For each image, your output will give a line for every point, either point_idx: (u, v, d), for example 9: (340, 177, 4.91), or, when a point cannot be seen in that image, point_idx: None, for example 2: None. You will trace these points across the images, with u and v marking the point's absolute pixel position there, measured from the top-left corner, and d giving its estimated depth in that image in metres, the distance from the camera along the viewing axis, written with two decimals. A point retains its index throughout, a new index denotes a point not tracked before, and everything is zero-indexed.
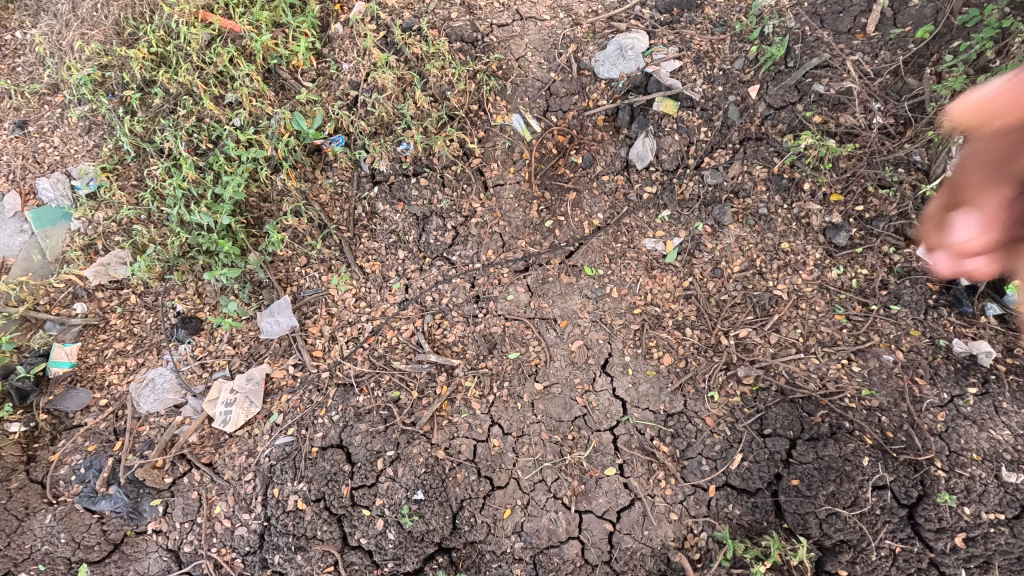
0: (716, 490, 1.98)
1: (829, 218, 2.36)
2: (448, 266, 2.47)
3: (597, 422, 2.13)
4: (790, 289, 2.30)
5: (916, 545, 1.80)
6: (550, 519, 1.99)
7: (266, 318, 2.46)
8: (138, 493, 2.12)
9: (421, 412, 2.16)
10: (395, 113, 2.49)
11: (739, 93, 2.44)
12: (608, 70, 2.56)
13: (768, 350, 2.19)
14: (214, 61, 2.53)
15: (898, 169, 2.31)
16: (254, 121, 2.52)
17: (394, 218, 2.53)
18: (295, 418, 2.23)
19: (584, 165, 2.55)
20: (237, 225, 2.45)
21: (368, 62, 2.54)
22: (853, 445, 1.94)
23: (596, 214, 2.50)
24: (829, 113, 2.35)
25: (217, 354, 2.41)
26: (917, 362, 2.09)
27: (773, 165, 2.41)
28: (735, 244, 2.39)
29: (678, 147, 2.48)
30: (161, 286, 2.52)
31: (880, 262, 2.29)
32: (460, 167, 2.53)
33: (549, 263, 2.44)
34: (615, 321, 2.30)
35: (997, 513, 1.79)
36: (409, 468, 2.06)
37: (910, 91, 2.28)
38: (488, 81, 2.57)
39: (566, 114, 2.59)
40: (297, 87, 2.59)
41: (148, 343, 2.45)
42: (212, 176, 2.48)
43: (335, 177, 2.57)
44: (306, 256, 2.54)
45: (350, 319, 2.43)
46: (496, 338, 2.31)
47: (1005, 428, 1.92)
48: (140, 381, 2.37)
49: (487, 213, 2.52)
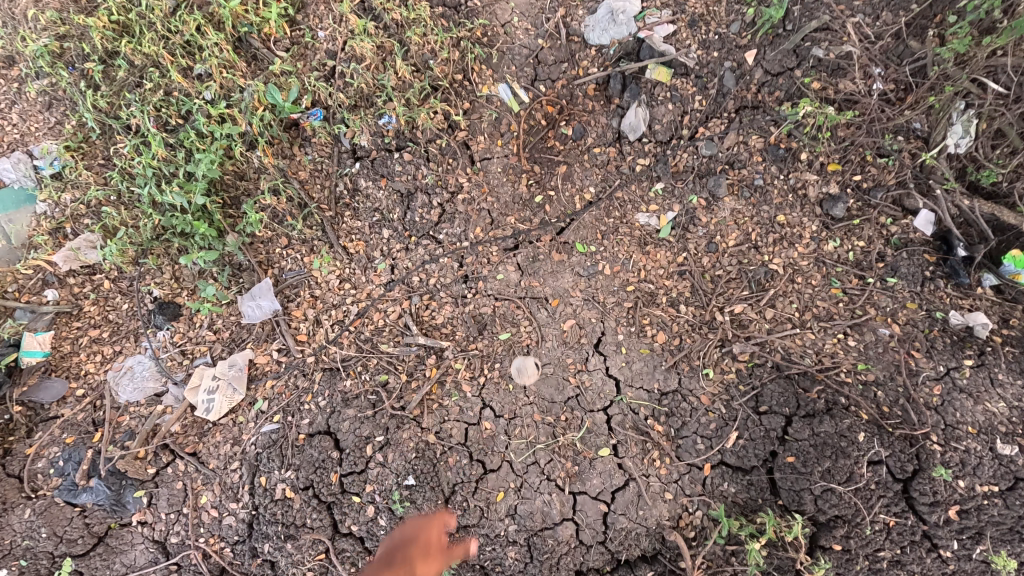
0: (711, 468, 1.96)
1: (827, 188, 2.30)
2: (435, 245, 2.38)
3: (591, 402, 2.09)
4: (786, 263, 2.25)
5: (910, 518, 1.80)
6: (544, 501, 1.96)
7: (248, 301, 2.36)
8: (121, 485, 2.05)
9: (411, 396, 2.11)
10: (375, 84, 2.36)
11: (736, 59, 2.35)
12: (598, 35, 2.44)
13: (764, 326, 2.15)
14: (180, 30, 2.37)
15: (897, 137, 2.26)
16: (226, 95, 2.38)
17: (377, 195, 2.43)
18: (281, 404, 2.17)
19: (574, 137, 2.45)
20: (212, 205, 2.33)
21: (345, 29, 2.39)
22: (849, 421, 1.91)
23: (588, 188, 2.41)
24: (828, 79, 2.27)
25: (198, 340, 2.33)
26: (914, 336, 2.06)
27: (769, 135, 2.33)
28: (730, 218, 2.32)
29: (672, 117, 2.38)
30: (134, 270, 2.40)
31: (877, 234, 2.26)
32: (445, 140, 2.42)
33: (540, 240, 2.36)
34: (607, 299, 2.24)
35: (990, 485, 1.79)
36: (399, 454, 2.01)
37: (912, 54, 2.21)
38: (473, 49, 2.44)
39: (555, 83, 2.48)
40: (271, 57, 2.45)
41: (125, 330, 2.37)
42: (184, 154, 2.35)
43: (314, 153, 2.45)
44: (287, 237, 2.44)
45: (335, 302, 2.35)
46: (486, 319, 2.24)
47: (1000, 401, 1.90)
48: (117, 369, 2.29)
49: (475, 188, 2.42)
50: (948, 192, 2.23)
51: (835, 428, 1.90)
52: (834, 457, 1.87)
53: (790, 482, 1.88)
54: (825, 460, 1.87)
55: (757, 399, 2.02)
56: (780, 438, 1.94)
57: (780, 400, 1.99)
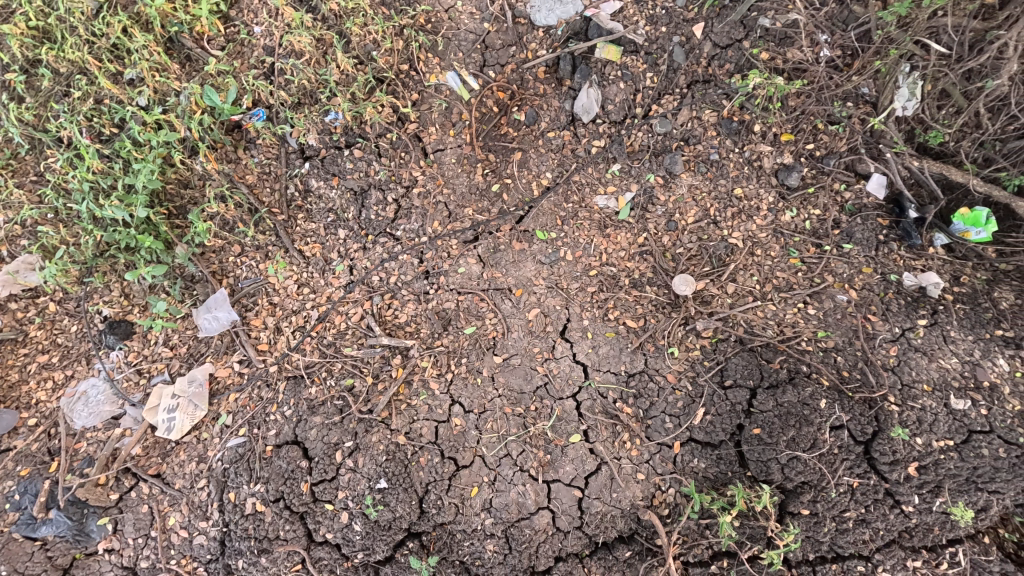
0: (681, 446, 1.98)
1: (781, 159, 2.31)
2: (393, 242, 2.33)
3: (560, 389, 2.09)
4: (745, 236, 2.26)
5: (872, 478, 1.85)
6: (519, 492, 1.97)
7: (203, 314, 2.28)
8: (83, 514, 2.00)
9: (378, 398, 2.08)
10: (316, 79, 2.26)
11: (684, 33, 2.32)
12: (545, 16, 2.39)
13: (727, 301, 2.16)
14: (105, 32, 2.21)
15: (846, 103, 2.28)
16: (161, 100, 2.26)
17: (329, 194, 2.35)
18: (246, 417, 2.12)
19: (528, 123, 2.41)
20: (156, 217, 2.22)
21: (280, 23, 2.28)
22: (811, 388, 1.94)
23: (544, 173, 2.37)
24: (777, 49, 2.28)
25: (154, 358, 2.24)
26: (870, 300, 2.10)
27: (722, 109, 2.32)
28: (688, 194, 2.32)
29: (624, 96, 2.36)
30: (80, 290, 2.30)
31: (831, 202, 2.28)
32: (396, 134, 2.35)
33: (499, 230, 2.32)
34: (571, 286, 2.23)
35: (946, 440, 1.85)
36: (370, 457, 1.99)
37: (857, 19, 2.23)
38: (417, 37, 2.36)
39: (505, 68, 2.42)
40: (206, 57, 2.33)
41: (76, 353, 2.26)
42: (121, 165, 2.21)
43: (261, 155, 2.36)
44: (240, 244, 2.35)
45: (294, 308, 2.28)
46: (450, 314, 2.22)
47: (953, 357, 1.96)
48: (71, 395, 2.20)
49: (430, 181, 2.37)
50: (897, 155, 2.28)
51: (798, 397, 1.94)
52: (798, 425, 1.90)
53: (758, 453, 1.91)
54: (790, 429, 1.90)
55: (722, 373, 2.04)
56: (745, 411, 1.97)
57: (744, 373, 2.02)
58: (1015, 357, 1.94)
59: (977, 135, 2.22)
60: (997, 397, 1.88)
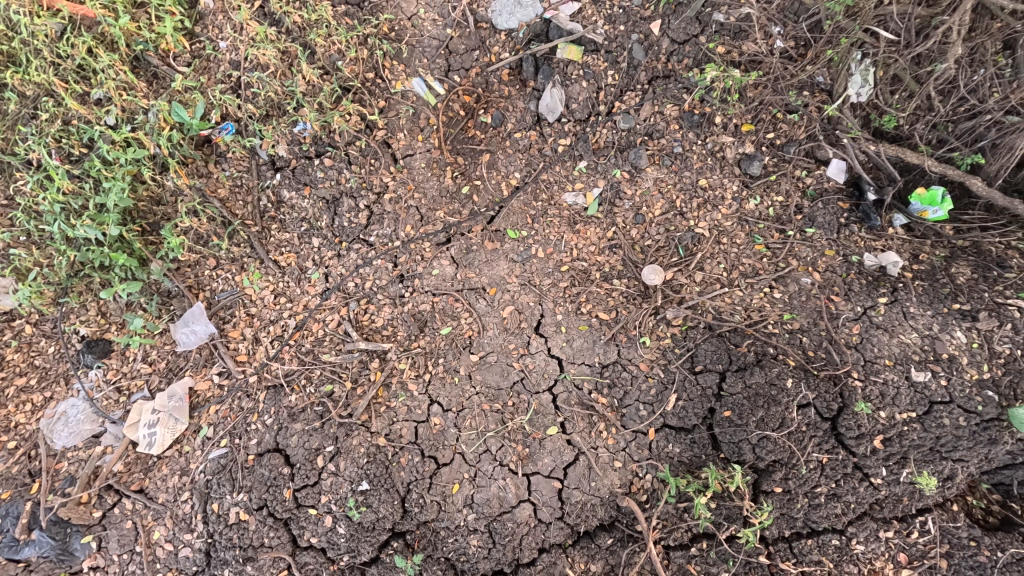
0: (656, 432, 2.04)
1: (743, 148, 2.37)
2: (366, 248, 2.36)
3: (536, 384, 2.14)
4: (711, 225, 2.31)
5: (841, 453, 1.91)
6: (499, 487, 2.01)
7: (181, 329, 2.29)
8: (66, 533, 2.01)
9: (358, 402, 2.11)
10: (283, 91, 2.30)
11: (642, 31, 2.38)
12: (506, 20, 2.44)
13: (695, 289, 2.21)
14: (70, 54, 2.22)
15: (802, 92, 2.35)
16: (129, 118, 2.26)
17: (302, 204, 2.38)
18: (227, 428, 2.14)
19: (494, 125, 2.45)
20: (130, 234, 2.23)
21: (245, 37, 2.30)
22: (778, 369, 2.01)
23: (513, 174, 2.42)
24: (733, 42, 2.34)
25: (133, 375, 2.25)
26: (833, 281, 2.16)
27: (683, 102, 2.37)
28: (654, 187, 2.37)
29: (587, 94, 2.41)
30: (57, 311, 2.29)
31: (793, 188, 2.34)
32: (365, 141, 2.39)
33: (471, 231, 2.36)
34: (543, 282, 2.27)
35: (908, 412, 1.91)
36: (351, 460, 2.03)
37: (807, 11, 2.31)
38: (381, 45, 2.40)
39: (469, 72, 2.48)
40: (172, 74, 2.34)
41: (54, 375, 2.26)
42: (92, 185, 2.21)
43: (231, 169, 2.38)
44: (214, 258, 2.37)
45: (271, 318, 2.30)
46: (426, 316, 2.25)
47: (913, 332, 2.03)
48: (50, 416, 2.19)
49: (400, 186, 2.40)
50: (854, 140, 2.33)
51: (765, 378, 2.00)
52: (766, 406, 1.97)
53: (729, 434, 1.98)
54: (759, 410, 1.97)
55: (692, 359, 2.10)
56: (716, 395, 2.04)
57: (713, 358, 2.08)
58: (972, 330, 1.99)
59: (930, 117, 2.29)
60: (956, 368, 1.94)
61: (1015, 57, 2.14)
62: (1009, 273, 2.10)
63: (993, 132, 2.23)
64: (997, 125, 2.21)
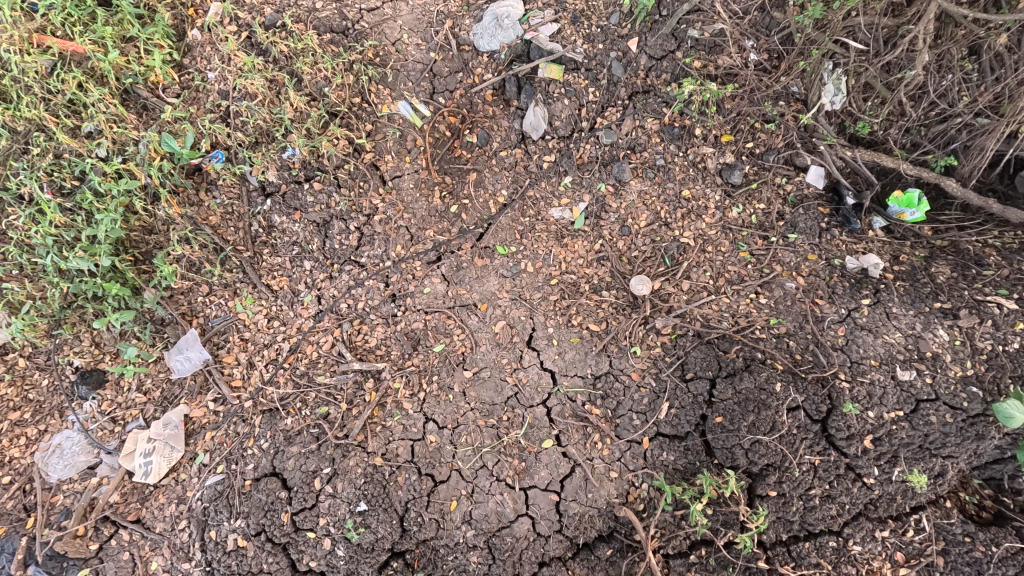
0: (650, 441, 2.06)
1: (723, 158, 2.43)
2: (358, 269, 2.39)
3: (530, 398, 2.16)
4: (696, 235, 2.36)
5: (832, 454, 1.94)
6: (497, 502, 2.03)
7: (175, 356, 2.29)
8: (63, 567, 2.00)
9: (353, 422, 2.13)
10: (272, 118, 2.34)
11: (620, 49, 2.45)
12: (488, 42, 2.51)
13: (683, 298, 2.25)
14: (61, 89, 2.25)
15: (778, 103, 2.41)
16: (120, 150, 2.30)
17: (293, 228, 2.41)
18: (223, 453, 2.14)
19: (480, 144, 2.51)
20: (122, 264, 2.25)
21: (233, 67, 2.35)
22: (766, 373, 2.05)
23: (500, 192, 2.47)
24: (707, 57, 2.41)
25: (127, 405, 2.25)
26: (816, 285, 2.21)
27: (663, 116, 2.44)
28: (638, 200, 2.42)
29: (569, 111, 2.47)
30: (50, 343, 2.29)
31: (775, 195, 2.40)
32: (353, 164, 2.43)
33: (461, 248, 2.40)
34: (534, 296, 2.31)
35: (896, 411, 1.95)
36: (348, 482, 2.04)
37: (778, 24, 2.38)
38: (367, 70, 2.45)
39: (454, 94, 2.53)
40: (162, 105, 2.39)
41: (48, 408, 2.25)
42: (84, 217, 2.23)
43: (223, 196, 2.41)
44: (207, 284, 2.38)
45: (266, 341, 2.32)
46: (419, 334, 2.28)
47: (896, 332, 2.07)
48: (45, 449, 2.19)
49: (390, 208, 2.44)
50: (830, 146, 2.40)
51: (754, 383, 2.04)
52: (757, 410, 2.00)
53: (722, 440, 2.01)
54: (749, 414, 2.00)
55: (683, 367, 2.13)
56: (707, 401, 2.06)
57: (703, 365, 2.11)
58: (953, 327, 2.04)
59: (902, 122, 2.36)
60: (940, 366, 1.98)
61: (981, 62, 2.19)
62: (987, 270, 2.15)
63: (964, 134, 2.30)
64: (967, 128, 2.29)
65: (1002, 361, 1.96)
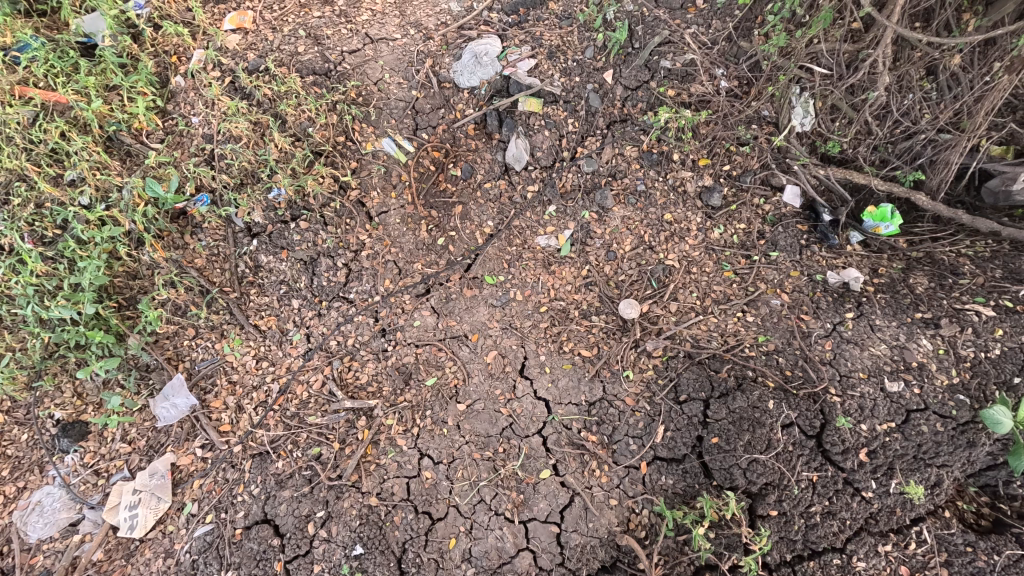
0: (647, 466, 2.05)
1: (702, 182, 2.49)
2: (347, 305, 2.38)
3: (525, 428, 2.14)
4: (680, 256, 2.40)
5: (829, 469, 1.94)
6: (497, 537, 1.99)
7: (160, 403, 2.24)
8: None
9: (346, 462, 2.09)
10: (256, 159, 2.36)
11: (596, 81, 2.54)
12: (468, 78, 2.58)
13: (671, 319, 2.28)
14: (43, 139, 2.25)
15: (751, 126, 2.49)
16: (103, 196, 2.29)
17: (280, 267, 2.40)
18: (212, 502, 2.08)
19: (464, 177, 2.56)
20: (106, 311, 2.21)
21: (217, 111, 2.39)
22: (758, 391, 2.06)
23: (486, 222, 2.51)
24: (680, 86, 2.50)
25: (111, 456, 2.18)
26: (801, 301, 2.25)
27: (641, 143, 2.51)
28: (622, 225, 2.46)
29: (551, 142, 2.53)
30: (30, 396, 2.22)
31: (754, 215, 2.46)
32: (339, 202, 2.45)
33: (450, 280, 2.42)
34: (524, 324, 2.32)
35: (888, 422, 1.97)
36: (343, 524, 1.99)
37: (745, 53, 2.49)
38: (350, 110, 2.49)
39: (436, 129, 2.58)
40: (146, 150, 2.39)
41: (27, 464, 2.17)
42: (66, 265, 2.20)
43: (208, 238, 2.40)
44: (194, 327, 2.35)
45: (254, 383, 2.28)
46: (410, 368, 2.26)
47: (882, 343, 2.11)
48: (23, 508, 2.10)
49: (377, 243, 2.46)
50: (804, 166, 2.48)
51: (747, 402, 2.05)
52: (752, 429, 2.00)
53: (719, 461, 2.00)
54: (745, 434, 2.00)
55: (676, 389, 2.14)
56: (702, 422, 2.07)
57: (696, 386, 2.12)
58: (936, 336, 2.08)
59: (870, 140, 2.45)
60: (927, 375, 2.01)
61: (938, 81, 2.30)
62: (963, 279, 2.20)
63: (929, 149, 2.39)
64: (931, 144, 2.38)
65: (986, 368, 1.99)
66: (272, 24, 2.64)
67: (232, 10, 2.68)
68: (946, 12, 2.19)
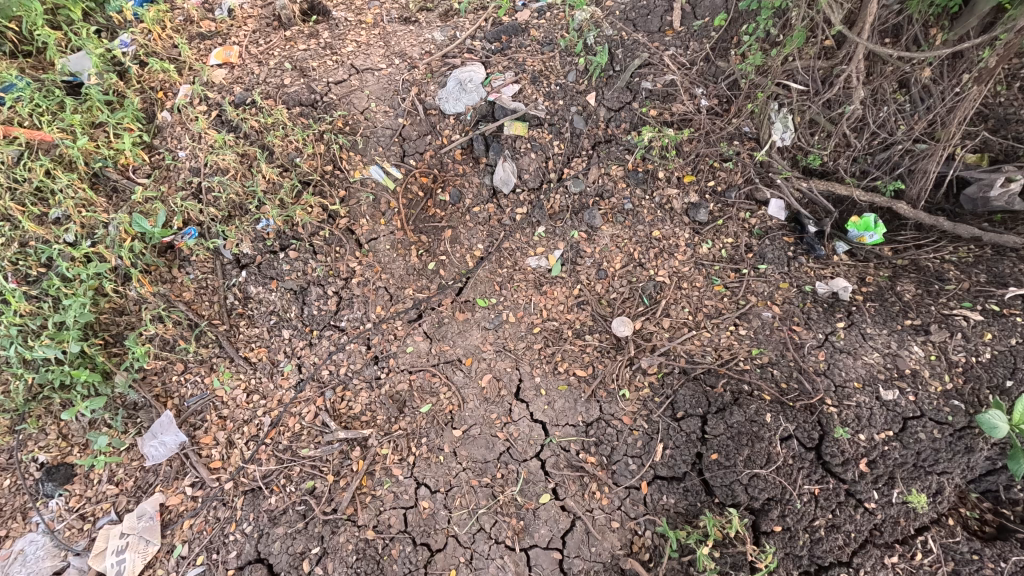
0: (648, 485, 2.03)
1: (688, 198, 2.52)
2: (338, 334, 2.36)
3: (523, 451, 2.11)
4: (670, 272, 2.42)
5: (831, 481, 1.92)
6: (498, 566, 1.94)
7: (149, 442, 2.18)
8: None
9: (342, 495, 2.05)
10: (244, 191, 2.37)
11: (580, 103, 2.58)
12: (453, 105, 2.60)
13: (665, 335, 2.29)
14: (27, 178, 2.23)
15: (733, 143, 2.55)
16: (90, 233, 2.26)
17: (269, 297, 2.38)
18: (203, 543, 2.01)
19: (453, 202, 2.58)
20: (92, 348, 2.17)
21: (204, 145, 2.40)
22: (755, 405, 2.05)
23: (476, 245, 2.52)
24: (662, 105, 2.55)
25: (97, 499, 2.11)
26: (792, 312, 2.27)
27: (626, 162, 2.54)
28: (612, 243, 2.48)
29: (537, 164, 2.57)
30: (12, 440, 2.15)
31: (741, 229, 2.48)
32: (329, 231, 2.44)
33: (441, 304, 2.42)
34: (517, 346, 2.31)
35: (886, 431, 1.96)
36: (340, 560, 1.93)
37: (723, 72, 2.55)
38: (337, 139, 2.51)
39: (424, 156, 2.60)
40: (133, 186, 2.39)
41: (10, 510, 2.09)
42: (51, 303, 2.16)
43: (196, 271, 2.37)
44: (182, 362, 2.31)
45: (245, 418, 2.24)
46: (404, 396, 2.24)
47: (874, 352, 2.12)
48: (5, 557, 2.02)
49: (367, 270, 2.45)
50: (787, 179, 2.52)
51: (745, 416, 2.04)
52: (751, 443, 1.99)
53: (720, 478, 1.98)
54: (744, 448, 1.98)
55: (673, 406, 2.13)
56: (701, 439, 2.05)
57: (693, 403, 2.11)
58: (927, 343, 2.10)
59: (849, 152, 2.50)
60: (920, 382, 2.02)
61: (911, 94, 2.37)
62: (949, 285, 2.23)
63: (907, 159, 2.45)
64: (909, 154, 2.44)
65: (978, 372, 2.00)
66: (257, 58, 2.67)
67: (219, 46, 2.71)
68: (913, 28, 2.27)
